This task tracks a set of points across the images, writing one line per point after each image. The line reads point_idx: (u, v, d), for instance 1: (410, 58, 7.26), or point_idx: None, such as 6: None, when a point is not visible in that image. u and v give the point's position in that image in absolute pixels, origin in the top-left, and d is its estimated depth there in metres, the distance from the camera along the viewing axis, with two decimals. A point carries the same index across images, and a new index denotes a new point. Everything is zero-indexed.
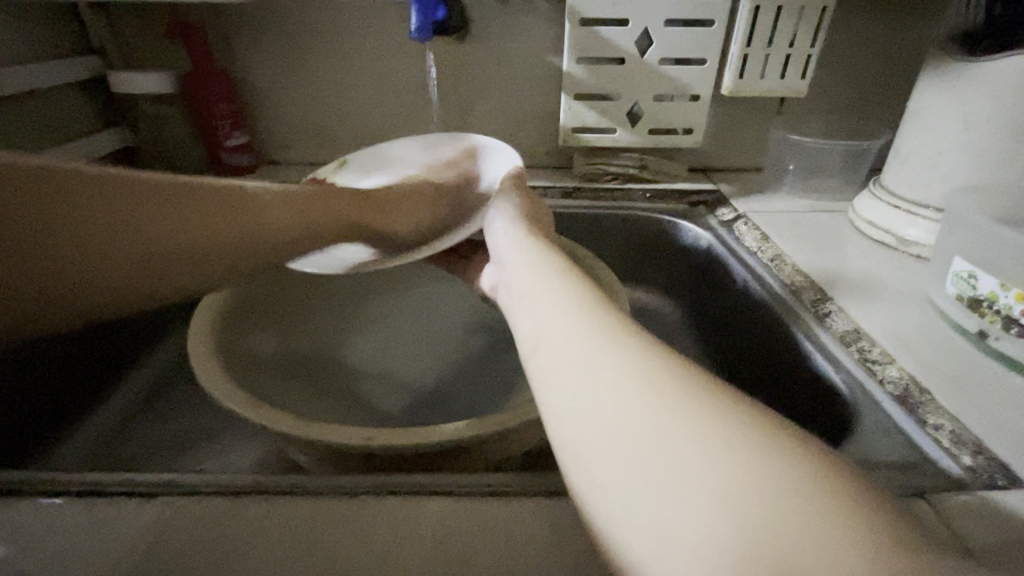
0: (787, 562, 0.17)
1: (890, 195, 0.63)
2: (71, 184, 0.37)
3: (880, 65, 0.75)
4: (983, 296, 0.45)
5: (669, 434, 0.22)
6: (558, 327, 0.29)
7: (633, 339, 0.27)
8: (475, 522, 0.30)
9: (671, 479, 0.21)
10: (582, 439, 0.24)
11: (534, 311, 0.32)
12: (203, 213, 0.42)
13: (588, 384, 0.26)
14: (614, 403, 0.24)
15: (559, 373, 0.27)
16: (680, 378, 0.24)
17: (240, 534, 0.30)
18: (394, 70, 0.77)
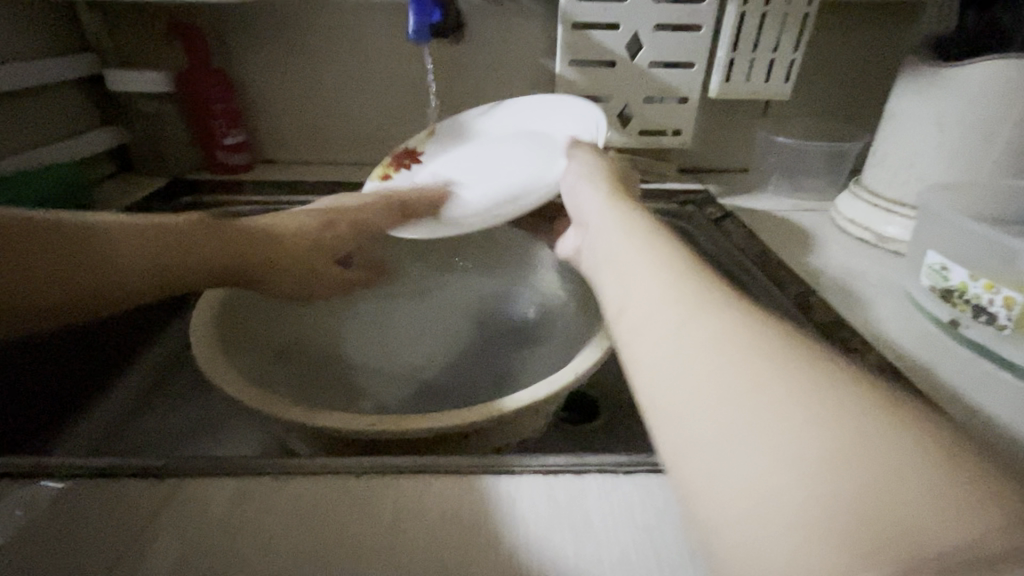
0: (901, 528, 0.16)
1: (871, 194, 0.65)
2: (68, 241, 0.37)
3: (861, 70, 0.78)
4: (954, 287, 0.47)
5: (767, 396, 0.20)
6: (653, 290, 0.27)
7: (726, 306, 0.24)
8: (477, 499, 0.31)
9: (758, 454, 0.19)
10: (665, 397, 0.23)
11: (625, 276, 0.29)
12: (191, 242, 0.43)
13: (677, 349, 0.23)
14: (704, 362, 0.22)
15: (646, 337, 0.25)
16: (783, 352, 0.21)
17: (250, 511, 0.31)
18: (391, 70, 0.79)
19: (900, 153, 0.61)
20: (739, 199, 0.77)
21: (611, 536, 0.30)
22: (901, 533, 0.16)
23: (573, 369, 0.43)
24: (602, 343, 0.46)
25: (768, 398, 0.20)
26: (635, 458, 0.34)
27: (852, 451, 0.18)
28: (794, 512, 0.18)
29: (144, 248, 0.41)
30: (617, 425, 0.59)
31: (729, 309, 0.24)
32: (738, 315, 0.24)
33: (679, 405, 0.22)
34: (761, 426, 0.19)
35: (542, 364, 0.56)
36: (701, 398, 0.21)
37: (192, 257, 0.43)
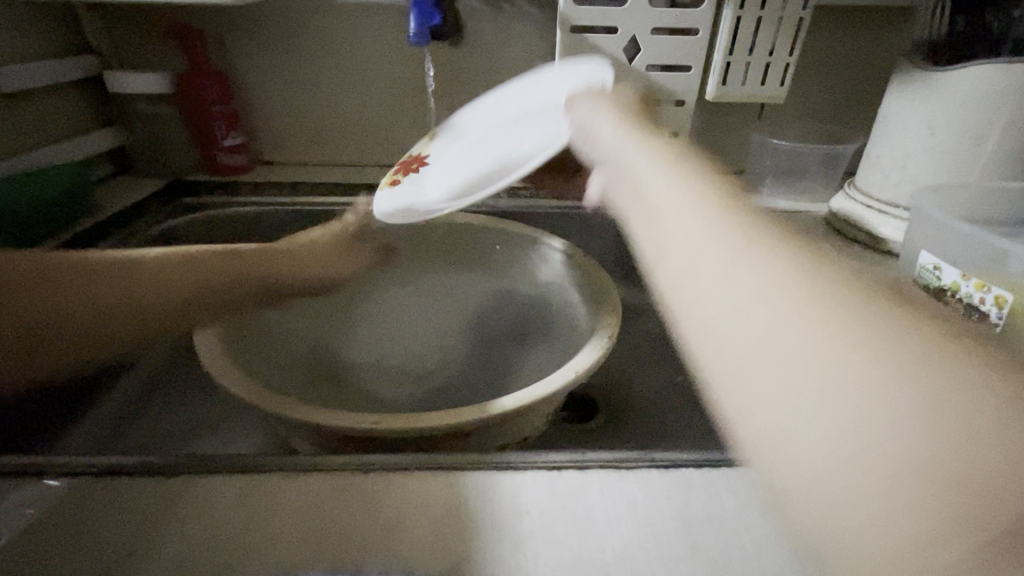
0: (981, 477, 0.16)
1: (865, 195, 0.66)
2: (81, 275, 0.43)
3: (854, 74, 0.79)
4: (948, 287, 0.48)
5: (832, 346, 0.19)
6: (703, 235, 0.24)
7: (775, 248, 0.22)
8: (481, 494, 0.32)
9: (841, 413, 0.18)
10: (722, 353, 0.21)
11: (669, 218, 0.26)
12: (193, 273, 0.47)
13: (730, 300, 0.22)
14: (763, 315, 0.21)
15: (697, 288, 0.23)
16: (857, 300, 0.20)
17: (258, 508, 0.31)
18: (391, 72, 0.79)
19: (892, 155, 0.62)
20: None
21: (613, 529, 0.30)
22: (986, 485, 0.16)
23: (574, 367, 0.44)
24: (602, 341, 0.47)
25: (837, 347, 0.19)
26: (636, 454, 0.35)
27: (937, 404, 0.17)
28: (880, 465, 0.17)
29: (162, 269, 0.46)
30: (616, 424, 0.59)
31: (786, 255, 0.22)
32: (802, 259, 0.22)
33: (745, 365, 0.21)
34: (841, 385, 0.19)
35: (543, 362, 0.57)
36: (763, 351, 0.20)
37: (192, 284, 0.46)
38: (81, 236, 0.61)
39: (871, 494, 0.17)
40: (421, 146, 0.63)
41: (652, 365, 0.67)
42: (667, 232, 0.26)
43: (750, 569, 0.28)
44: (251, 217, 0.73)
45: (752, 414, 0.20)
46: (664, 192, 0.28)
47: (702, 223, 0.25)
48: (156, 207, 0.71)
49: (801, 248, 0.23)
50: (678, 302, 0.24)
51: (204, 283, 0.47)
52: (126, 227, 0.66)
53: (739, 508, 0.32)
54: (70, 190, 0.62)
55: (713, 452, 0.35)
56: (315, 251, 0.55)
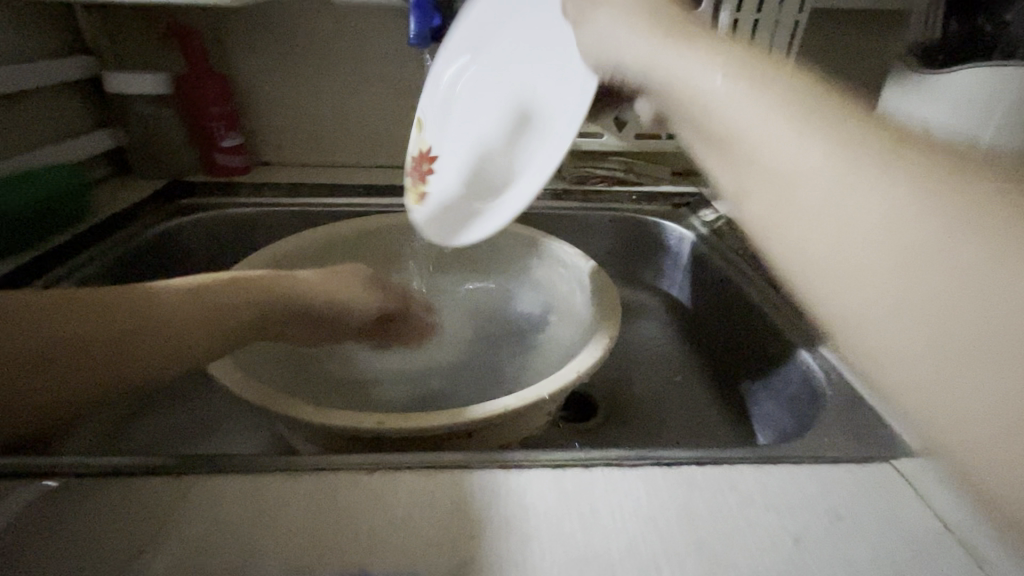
0: None
1: None
2: (97, 305, 0.38)
3: (847, 77, 0.80)
4: None
5: (921, 238, 0.18)
6: (797, 158, 0.22)
7: (852, 147, 0.21)
8: (486, 492, 0.32)
9: (933, 303, 0.18)
10: (809, 261, 0.22)
11: (739, 142, 0.25)
12: (222, 304, 0.43)
13: (806, 209, 0.22)
14: (846, 216, 0.20)
15: (773, 203, 0.23)
16: (941, 187, 0.19)
17: (266, 506, 0.31)
18: (390, 74, 0.80)
19: None
20: None
21: (618, 526, 0.31)
22: None
23: (575, 366, 0.44)
24: (603, 340, 0.47)
25: (922, 240, 0.18)
26: (639, 452, 0.35)
27: None
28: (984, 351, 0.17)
29: (186, 302, 0.41)
30: (616, 423, 0.60)
31: (861, 152, 0.21)
32: (880, 152, 0.21)
33: (830, 268, 0.21)
34: (930, 277, 0.18)
35: (543, 362, 0.57)
36: (848, 253, 0.20)
37: (223, 312, 0.43)
38: (79, 237, 0.60)
39: (974, 382, 0.17)
40: (420, 138, 0.61)
41: (650, 365, 0.67)
42: (769, 168, 0.23)
43: (754, 564, 0.29)
44: (250, 218, 0.73)
45: (854, 331, 0.20)
46: (753, 118, 0.25)
47: (814, 146, 0.22)
48: (154, 208, 0.70)
49: (879, 139, 0.21)
50: (780, 249, 0.23)
51: (229, 310, 0.43)
52: (125, 227, 0.65)
53: (742, 504, 0.32)
54: (68, 192, 0.62)
55: (715, 450, 0.35)
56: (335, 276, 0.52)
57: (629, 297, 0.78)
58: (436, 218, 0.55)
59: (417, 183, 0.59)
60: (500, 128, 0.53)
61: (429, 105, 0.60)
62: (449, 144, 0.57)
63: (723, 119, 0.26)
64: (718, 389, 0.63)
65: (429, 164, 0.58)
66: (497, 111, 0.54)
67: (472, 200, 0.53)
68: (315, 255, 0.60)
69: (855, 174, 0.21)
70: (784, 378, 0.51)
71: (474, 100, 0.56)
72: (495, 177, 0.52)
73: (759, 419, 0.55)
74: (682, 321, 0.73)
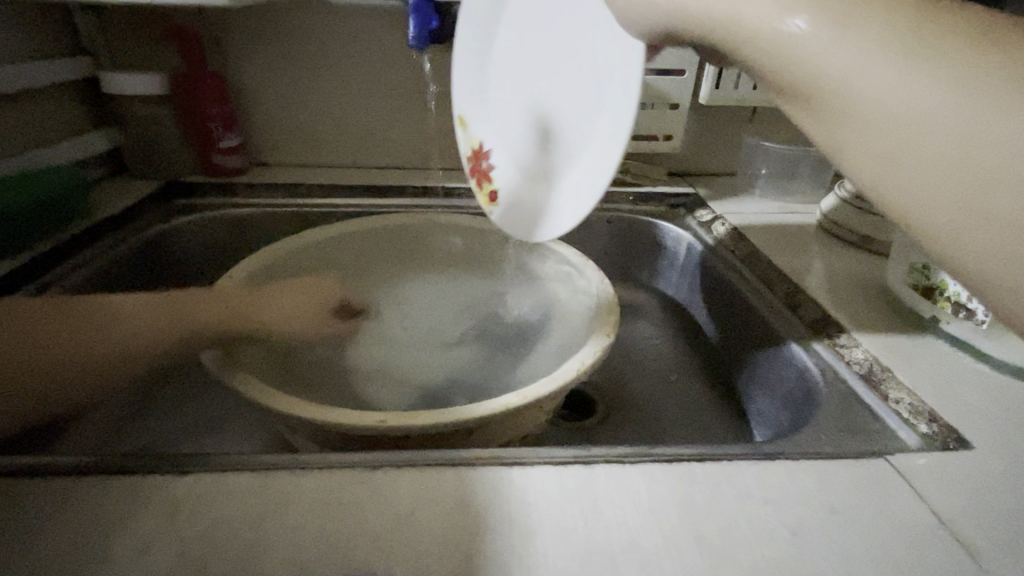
0: None
1: (855, 198, 0.68)
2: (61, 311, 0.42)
3: None
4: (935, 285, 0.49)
5: None
6: (925, 109, 0.21)
7: (992, 88, 0.20)
8: (490, 487, 0.32)
9: None
10: (952, 218, 0.21)
11: (838, 93, 0.23)
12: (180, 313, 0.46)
13: (946, 166, 0.21)
14: (995, 169, 0.20)
15: (902, 161, 0.22)
16: None
17: (271, 503, 0.31)
18: (389, 75, 0.80)
19: None
20: (728, 202, 0.80)
21: (620, 520, 0.31)
22: None
23: (574, 365, 0.45)
24: (602, 339, 0.48)
25: None
26: (639, 449, 0.36)
27: None
28: None
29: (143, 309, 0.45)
30: (614, 421, 0.60)
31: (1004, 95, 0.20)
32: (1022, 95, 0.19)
33: (978, 225, 0.21)
34: None
35: (542, 360, 0.57)
36: (999, 209, 0.20)
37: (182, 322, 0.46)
38: (77, 237, 0.60)
39: None
40: (465, 136, 0.61)
41: (648, 363, 0.68)
42: (891, 125, 0.22)
43: (753, 557, 0.29)
44: (248, 218, 0.73)
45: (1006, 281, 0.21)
46: (852, 69, 0.23)
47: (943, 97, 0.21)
48: (153, 208, 0.70)
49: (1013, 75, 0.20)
50: (908, 206, 0.23)
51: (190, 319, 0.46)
52: (124, 227, 0.65)
53: (740, 498, 0.33)
54: (67, 192, 0.62)
55: (713, 446, 0.36)
56: (294, 290, 0.52)
57: (625, 297, 0.79)
58: (507, 214, 0.56)
59: (480, 183, 0.59)
60: (550, 115, 0.52)
61: (468, 101, 0.60)
62: (502, 138, 0.57)
63: (812, 70, 0.24)
64: (715, 387, 0.64)
65: (485, 161, 0.58)
66: (543, 93, 0.53)
67: (543, 189, 0.53)
68: (314, 255, 0.61)
69: (999, 126, 0.20)
70: (779, 375, 0.52)
71: (516, 87, 0.55)
72: (559, 162, 0.51)
73: (756, 416, 0.56)
74: (678, 320, 0.74)
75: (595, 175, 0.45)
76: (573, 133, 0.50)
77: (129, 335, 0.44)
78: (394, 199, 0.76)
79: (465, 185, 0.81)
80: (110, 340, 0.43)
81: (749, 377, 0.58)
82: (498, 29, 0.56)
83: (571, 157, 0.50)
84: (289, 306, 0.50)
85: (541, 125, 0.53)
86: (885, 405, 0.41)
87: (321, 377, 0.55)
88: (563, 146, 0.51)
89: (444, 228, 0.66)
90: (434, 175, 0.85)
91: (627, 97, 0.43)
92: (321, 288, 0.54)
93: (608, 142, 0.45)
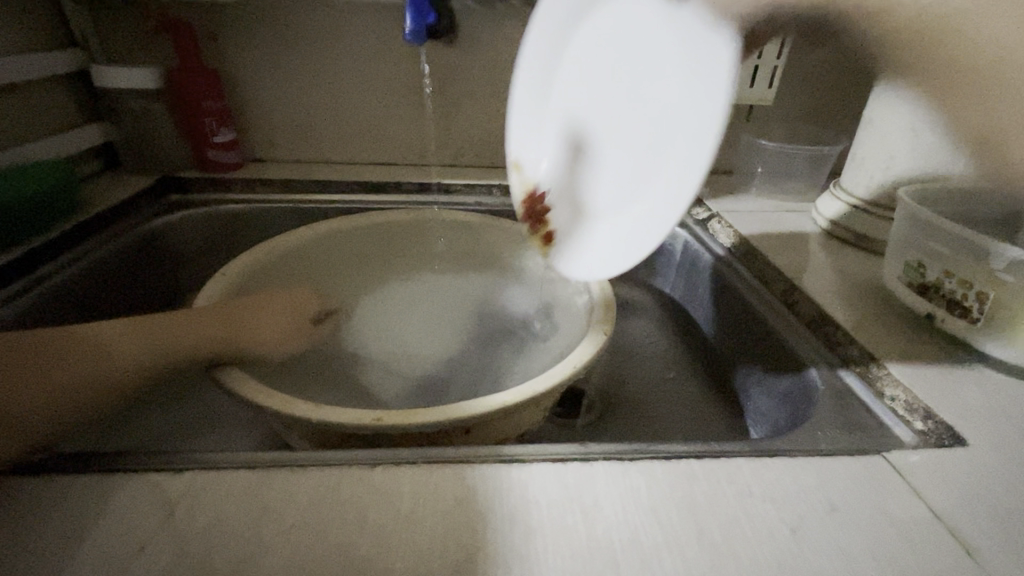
0: None
1: (850, 196, 0.69)
2: (37, 348, 0.37)
3: (836, 79, 0.82)
4: (930, 283, 0.49)
5: None
6: None
7: None
8: (490, 485, 0.32)
9: None
10: None
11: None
12: (171, 329, 0.43)
13: None
14: None
15: None
16: None
17: (271, 500, 0.31)
18: (385, 70, 0.79)
19: (876, 157, 0.65)
20: (724, 200, 0.80)
21: (622, 518, 0.31)
22: None
23: (570, 362, 0.45)
24: (599, 336, 0.48)
25: None
26: (640, 446, 0.36)
27: None
28: None
29: (125, 336, 0.42)
30: (612, 417, 0.61)
31: None
32: None
33: None
34: None
35: (540, 357, 0.57)
36: None
37: (178, 337, 0.43)
38: (71, 232, 0.59)
39: None
40: (522, 179, 0.62)
41: (644, 361, 0.69)
42: None
43: (755, 555, 0.29)
44: (244, 215, 0.72)
45: None
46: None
47: None
48: (147, 204, 0.69)
49: None
50: None
51: (183, 335, 0.43)
52: (118, 223, 0.64)
53: (740, 495, 0.33)
54: (61, 187, 0.61)
55: (713, 443, 0.36)
56: (275, 298, 0.52)
57: (623, 294, 0.79)
58: (567, 253, 0.54)
59: (536, 226, 0.58)
60: (608, 149, 0.50)
61: (529, 145, 0.61)
62: (562, 178, 0.56)
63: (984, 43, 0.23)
64: (711, 384, 0.64)
65: (540, 202, 0.58)
66: (603, 126, 0.51)
67: (599, 226, 0.50)
68: (311, 251, 0.61)
69: None
70: (777, 373, 0.52)
71: (578, 120, 0.54)
72: (617, 195, 0.48)
73: (753, 414, 0.56)
74: (674, 318, 0.74)
75: (659, 209, 0.42)
76: (629, 162, 0.47)
77: (124, 353, 0.40)
78: (391, 195, 0.76)
79: (462, 182, 0.81)
80: (96, 364, 0.38)
81: (747, 375, 0.58)
82: (561, 70, 0.57)
83: (630, 190, 0.46)
84: (276, 317, 0.50)
85: (599, 157, 0.51)
86: (879, 400, 0.41)
87: (319, 376, 0.54)
88: (619, 181, 0.48)
89: (440, 225, 0.66)
90: (431, 171, 0.85)
91: (689, 121, 0.39)
92: (303, 297, 0.54)
93: (672, 175, 0.41)
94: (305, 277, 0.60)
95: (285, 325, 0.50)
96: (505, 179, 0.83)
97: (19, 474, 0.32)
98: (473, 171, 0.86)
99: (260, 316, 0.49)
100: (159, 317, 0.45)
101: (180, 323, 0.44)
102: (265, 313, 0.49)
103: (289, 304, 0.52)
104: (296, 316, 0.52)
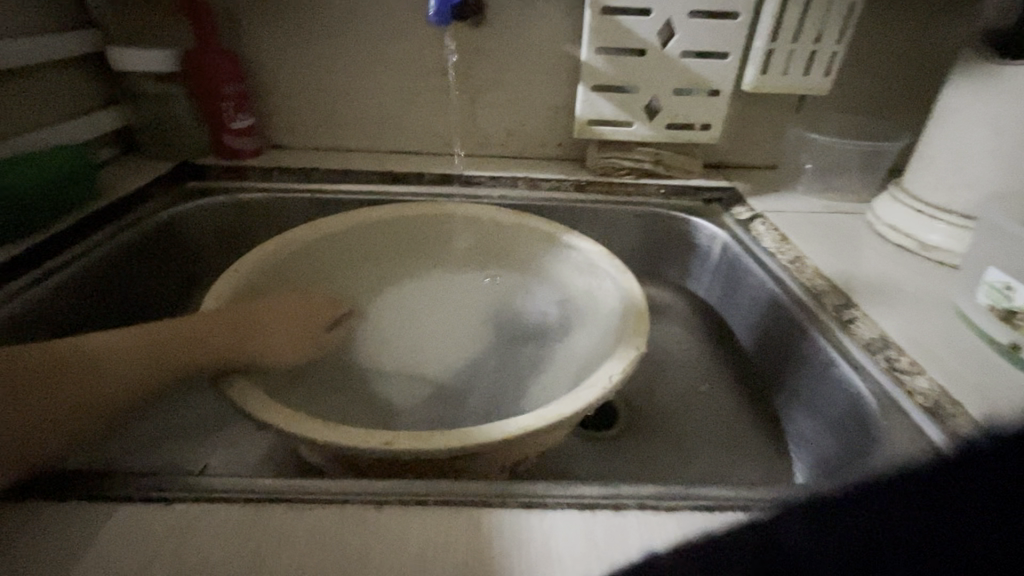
0: None
1: (913, 199, 0.62)
2: (39, 360, 0.34)
3: (900, 65, 0.74)
4: (1019, 308, 0.44)
5: None
6: None
7: None
8: (509, 534, 0.29)
9: None
10: None
11: None
12: (177, 339, 0.41)
13: None
14: None
15: None
16: None
17: (267, 539, 0.28)
18: (408, 54, 0.75)
19: (949, 157, 0.58)
20: (769, 198, 0.74)
21: None
22: None
23: (597, 384, 0.41)
24: (629, 353, 0.43)
25: None
26: (675, 490, 0.32)
27: None
28: None
29: (130, 345, 0.39)
30: (638, 434, 0.57)
31: None
32: None
33: None
34: None
35: (563, 369, 0.53)
36: None
37: (185, 347, 0.40)
38: (83, 222, 0.57)
39: None
40: None
41: (675, 372, 0.64)
42: None
43: None
44: (260, 206, 0.70)
45: None
46: None
47: None
48: (162, 193, 0.67)
49: None
50: None
51: (192, 347, 0.41)
52: (132, 212, 0.62)
53: None
54: (75, 173, 0.59)
55: (762, 490, 0.32)
56: (288, 299, 0.49)
57: (652, 297, 0.75)
58: None
59: None
60: None
61: None
62: None
63: None
64: (748, 402, 0.59)
65: None
66: None
67: None
68: (325, 249, 0.58)
69: None
70: (826, 400, 0.47)
71: None
72: None
73: (796, 441, 0.52)
74: (708, 327, 0.70)
75: None
76: None
77: (129, 365, 0.38)
78: (411, 187, 0.73)
79: (486, 173, 0.76)
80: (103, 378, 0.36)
81: (790, 397, 0.53)
82: None
83: None
84: (288, 323, 0.48)
85: None
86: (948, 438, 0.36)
87: (331, 383, 0.52)
88: None
89: (461, 221, 0.62)
90: (454, 161, 0.81)
91: None
92: (318, 299, 0.52)
93: None
94: (320, 274, 0.58)
95: (296, 331, 0.47)
96: (531, 172, 0.78)
97: (24, 497, 0.30)
98: (498, 162, 0.81)
99: (276, 317, 0.47)
100: (160, 325, 0.42)
101: (186, 329, 0.41)
102: (280, 315, 0.47)
103: (300, 307, 0.50)
104: (309, 320, 0.49)
